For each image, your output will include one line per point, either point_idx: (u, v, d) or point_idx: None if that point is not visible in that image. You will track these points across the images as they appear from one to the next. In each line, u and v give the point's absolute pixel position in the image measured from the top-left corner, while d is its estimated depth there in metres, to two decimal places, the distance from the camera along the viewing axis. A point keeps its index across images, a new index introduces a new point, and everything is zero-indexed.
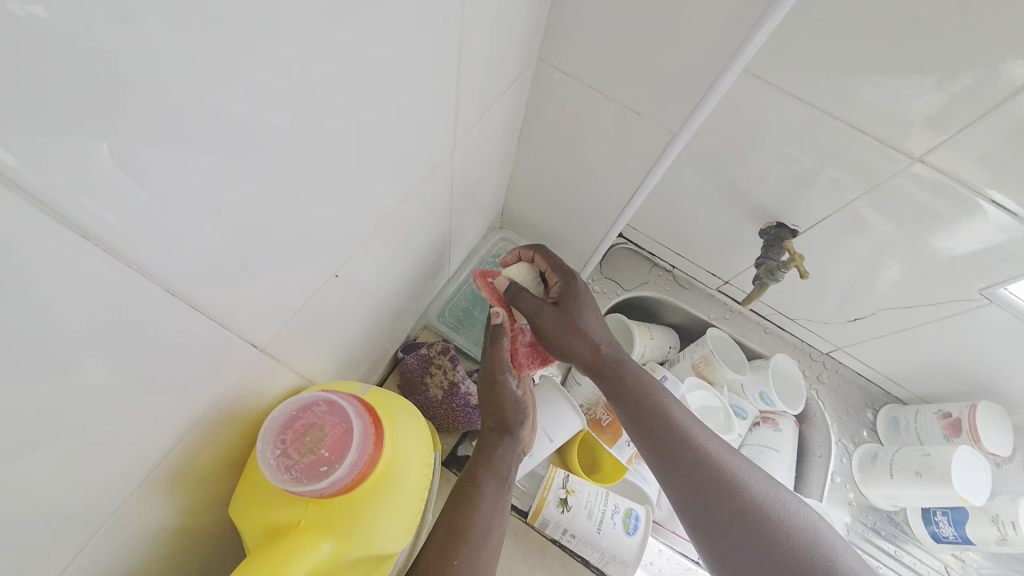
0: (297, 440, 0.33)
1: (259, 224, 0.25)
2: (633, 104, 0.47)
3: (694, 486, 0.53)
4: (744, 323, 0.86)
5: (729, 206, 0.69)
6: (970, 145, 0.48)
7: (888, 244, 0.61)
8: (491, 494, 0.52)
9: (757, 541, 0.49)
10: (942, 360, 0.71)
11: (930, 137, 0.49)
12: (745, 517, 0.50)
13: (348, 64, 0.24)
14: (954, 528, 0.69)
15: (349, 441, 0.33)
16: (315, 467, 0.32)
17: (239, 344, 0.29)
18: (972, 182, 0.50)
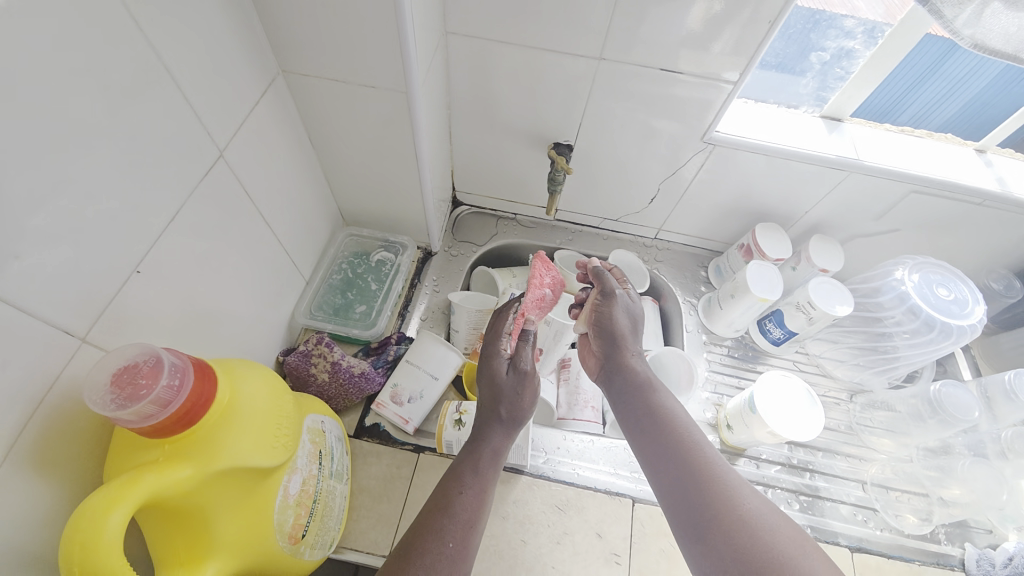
0: (118, 381, 0.36)
1: (20, 227, 0.33)
2: (365, 83, 0.58)
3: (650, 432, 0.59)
4: (588, 238, 1.01)
5: (516, 142, 0.83)
6: (626, 36, 0.64)
7: (630, 128, 0.77)
8: (489, 478, 0.57)
9: (685, 485, 0.52)
10: (721, 205, 0.88)
11: (600, 38, 0.65)
12: (701, 474, 0.52)
13: (49, 91, 0.34)
14: (779, 328, 0.85)
15: (161, 367, 0.37)
16: (134, 393, 0.36)
17: (49, 332, 0.36)
18: (646, 61, 0.67)
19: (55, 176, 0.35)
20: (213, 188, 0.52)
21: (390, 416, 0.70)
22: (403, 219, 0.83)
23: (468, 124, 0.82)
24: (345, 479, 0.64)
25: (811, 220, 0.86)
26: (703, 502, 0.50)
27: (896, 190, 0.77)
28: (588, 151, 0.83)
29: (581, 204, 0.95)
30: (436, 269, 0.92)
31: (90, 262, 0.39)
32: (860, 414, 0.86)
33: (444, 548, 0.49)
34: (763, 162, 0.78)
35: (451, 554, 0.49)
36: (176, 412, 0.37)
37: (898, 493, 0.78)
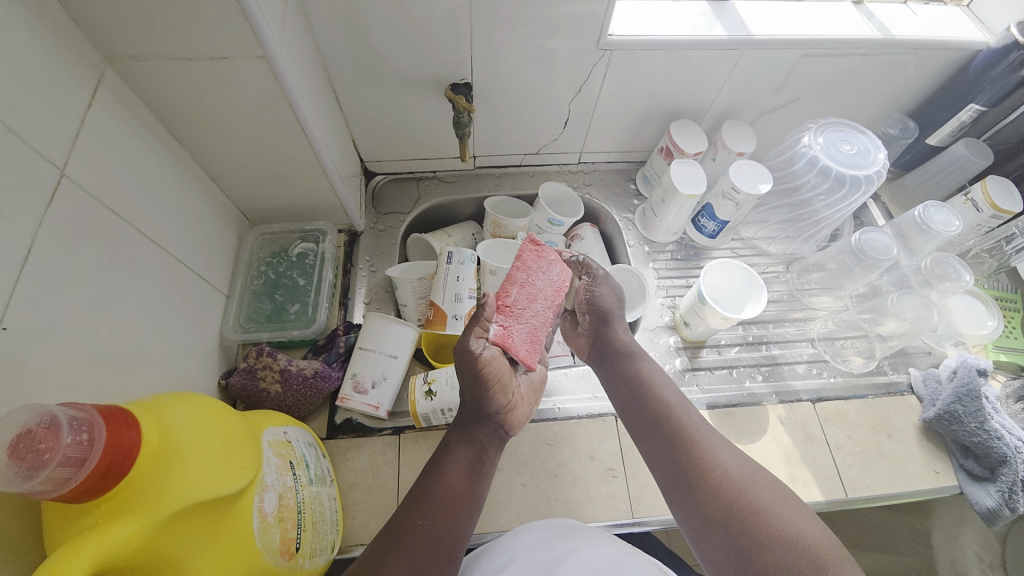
0: (46, 451, 0.32)
1: None
2: (209, 54, 0.51)
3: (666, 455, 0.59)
4: (514, 178, 0.98)
5: (411, 91, 0.78)
6: None
7: (523, 50, 0.73)
8: (463, 461, 0.60)
9: (690, 479, 0.56)
10: (632, 113, 0.87)
11: None
12: (702, 480, 0.55)
13: None
14: (712, 219, 0.88)
15: (59, 422, 0.33)
16: (38, 459, 0.32)
17: None
18: None
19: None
20: (66, 211, 0.45)
21: (359, 407, 0.68)
22: (314, 203, 0.77)
23: (354, 83, 0.75)
24: (330, 477, 0.62)
25: (720, 107, 0.88)
26: (716, 498, 0.53)
27: (789, 57, 0.78)
28: (487, 85, 0.79)
29: (497, 145, 0.92)
30: (367, 248, 0.87)
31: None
32: (798, 281, 0.91)
33: (418, 523, 0.54)
34: (662, 56, 0.76)
35: (427, 526, 0.54)
36: (96, 469, 0.34)
37: (843, 342, 0.85)
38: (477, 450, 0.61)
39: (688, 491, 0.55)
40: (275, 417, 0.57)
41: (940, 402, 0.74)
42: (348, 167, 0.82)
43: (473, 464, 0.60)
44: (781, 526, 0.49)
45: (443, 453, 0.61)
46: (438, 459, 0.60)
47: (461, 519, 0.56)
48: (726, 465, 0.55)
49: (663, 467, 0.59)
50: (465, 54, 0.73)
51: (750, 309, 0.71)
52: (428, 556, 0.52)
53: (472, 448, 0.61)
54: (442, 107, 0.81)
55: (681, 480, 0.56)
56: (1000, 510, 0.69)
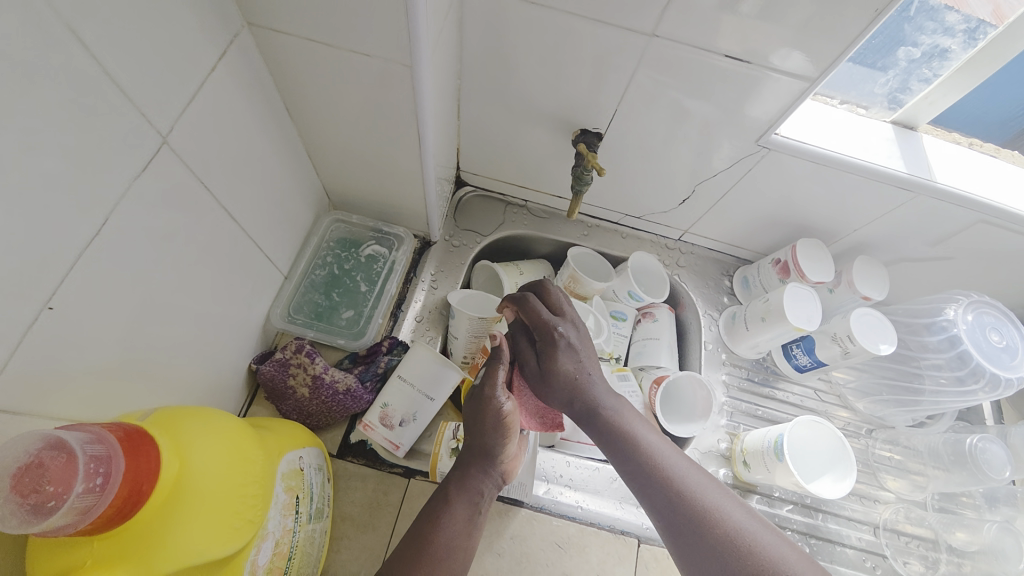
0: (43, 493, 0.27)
1: None
2: (355, 46, 0.46)
3: (637, 480, 0.52)
4: (604, 234, 0.91)
5: (537, 122, 0.72)
6: (675, 13, 0.53)
7: (670, 120, 0.66)
8: (461, 515, 0.54)
9: (681, 521, 0.48)
10: (759, 213, 0.78)
11: (645, 11, 0.53)
12: (686, 513, 0.48)
13: None
14: (807, 356, 0.78)
15: (77, 463, 0.28)
16: (42, 504, 0.27)
17: None
18: (695, 44, 0.56)
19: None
20: (158, 176, 0.41)
21: (379, 440, 0.63)
22: (401, 206, 0.72)
23: (482, 98, 0.70)
24: (328, 511, 0.57)
25: (858, 239, 0.78)
26: (707, 532, 0.47)
27: (964, 217, 0.68)
28: (617, 142, 0.72)
29: (600, 197, 0.85)
30: (435, 262, 0.82)
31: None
32: (878, 451, 0.80)
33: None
34: (819, 172, 0.67)
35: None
36: (100, 516, 0.30)
37: (910, 539, 0.74)
38: (475, 500, 0.56)
39: (683, 541, 0.48)
40: (295, 442, 0.53)
41: None
42: (445, 176, 0.77)
43: (471, 517, 0.55)
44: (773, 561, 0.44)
45: (440, 507, 0.54)
46: (433, 513, 0.54)
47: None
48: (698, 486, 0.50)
49: (646, 508, 0.51)
50: (607, 106, 0.66)
51: (831, 481, 0.63)
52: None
53: (470, 501, 0.55)
54: (561, 148, 0.75)
55: (649, 500, 0.51)
56: None
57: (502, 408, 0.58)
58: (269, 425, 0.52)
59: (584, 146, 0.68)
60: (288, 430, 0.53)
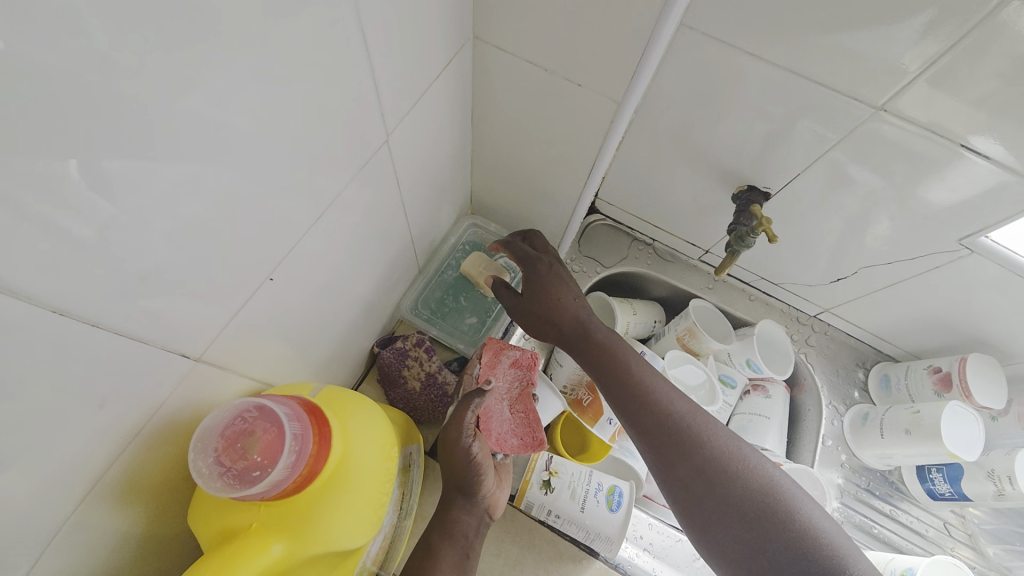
0: (245, 459, 0.31)
1: (187, 235, 0.28)
2: (568, 75, 0.46)
3: (655, 440, 0.51)
4: (730, 292, 0.85)
5: (700, 169, 0.68)
6: (916, 89, 0.47)
7: (861, 197, 0.59)
8: (449, 561, 0.47)
9: (698, 482, 0.48)
10: (929, 313, 0.69)
11: (879, 82, 0.48)
12: (709, 473, 0.48)
13: (252, 76, 0.27)
14: (949, 484, 0.68)
15: (280, 439, 0.32)
16: (246, 471, 0.31)
17: (179, 355, 0.31)
18: (927, 126, 0.49)
19: (233, 149, 0.28)
20: (369, 171, 0.43)
21: None
22: (541, 224, 0.72)
23: (648, 135, 0.68)
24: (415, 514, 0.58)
25: None
26: (729, 494, 0.47)
27: None
28: (782, 206, 0.67)
29: (739, 255, 0.80)
30: None
31: (235, 257, 0.32)
32: None
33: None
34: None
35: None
36: (281, 487, 0.31)
37: None
38: (462, 547, 0.49)
39: (700, 500, 0.48)
40: (408, 439, 0.54)
41: None
42: None
43: (460, 564, 0.48)
44: (798, 523, 0.44)
45: (421, 557, 0.47)
46: (413, 564, 0.46)
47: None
48: (716, 446, 0.50)
49: (659, 468, 0.51)
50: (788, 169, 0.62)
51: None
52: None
53: (454, 547, 0.48)
54: (717, 198, 0.71)
55: (664, 460, 0.50)
56: None
57: (473, 453, 0.51)
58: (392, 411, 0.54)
59: (753, 206, 0.63)
60: (402, 427, 0.55)
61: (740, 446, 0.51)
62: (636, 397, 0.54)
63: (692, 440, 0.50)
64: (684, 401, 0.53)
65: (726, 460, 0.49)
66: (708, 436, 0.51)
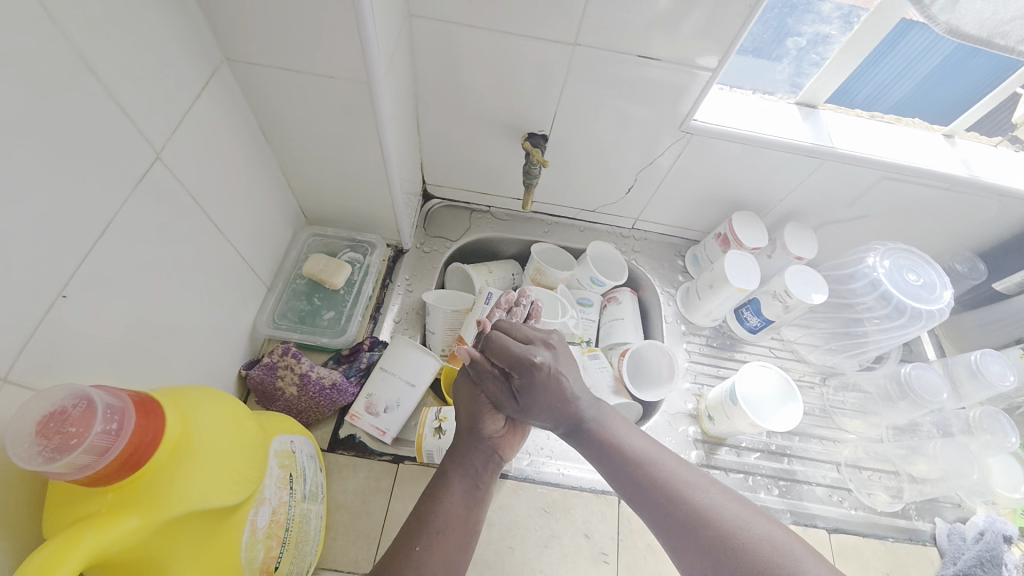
0: (62, 433, 0.32)
1: None
2: (318, 70, 0.54)
3: (596, 451, 0.60)
4: (564, 230, 0.99)
5: (489, 131, 0.80)
6: (592, 22, 0.62)
7: (605, 116, 0.75)
8: (459, 492, 0.58)
9: (639, 485, 0.56)
10: (698, 194, 0.87)
11: (566, 23, 0.62)
12: (641, 477, 0.56)
13: None
14: (756, 315, 0.85)
15: (95, 410, 0.34)
16: (64, 443, 0.32)
17: None
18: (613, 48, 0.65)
19: None
20: (151, 189, 0.47)
21: (367, 428, 0.67)
22: (373, 216, 0.79)
23: (438, 114, 0.78)
24: (320, 496, 0.61)
25: (786, 208, 0.87)
26: (663, 492, 0.54)
27: (868, 176, 0.77)
28: (561, 141, 0.81)
29: (556, 195, 0.93)
30: (409, 268, 0.88)
31: (9, 277, 0.35)
32: (833, 397, 0.87)
33: (411, 550, 0.52)
34: (739, 150, 0.77)
35: (428, 556, 0.52)
36: (111, 462, 0.34)
37: (871, 473, 0.80)
38: (472, 475, 0.60)
39: (644, 501, 0.55)
40: (287, 427, 0.57)
41: (961, 562, 0.69)
42: (412, 188, 0.84)
43: (470, 493, 0.59)
44: (707, 504, 0.52)
45: (437, 484, 0.59)
46: (430, 488, 0.58)
47: (458, 547, 0.55)
48: (645, 452, 0.58)
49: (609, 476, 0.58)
50: (548, 110, 0.75)
51: (792, 408, 0.71)
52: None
53: (466, 477, 0.60)
54: (514, 152, 0.84)
55: (610, 468, 0.58)
56: None
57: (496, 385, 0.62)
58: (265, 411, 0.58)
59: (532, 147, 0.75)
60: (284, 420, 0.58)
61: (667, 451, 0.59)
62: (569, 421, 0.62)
63: (613, 443, 0.59)
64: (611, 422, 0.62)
65: (652, 465, 0.57)
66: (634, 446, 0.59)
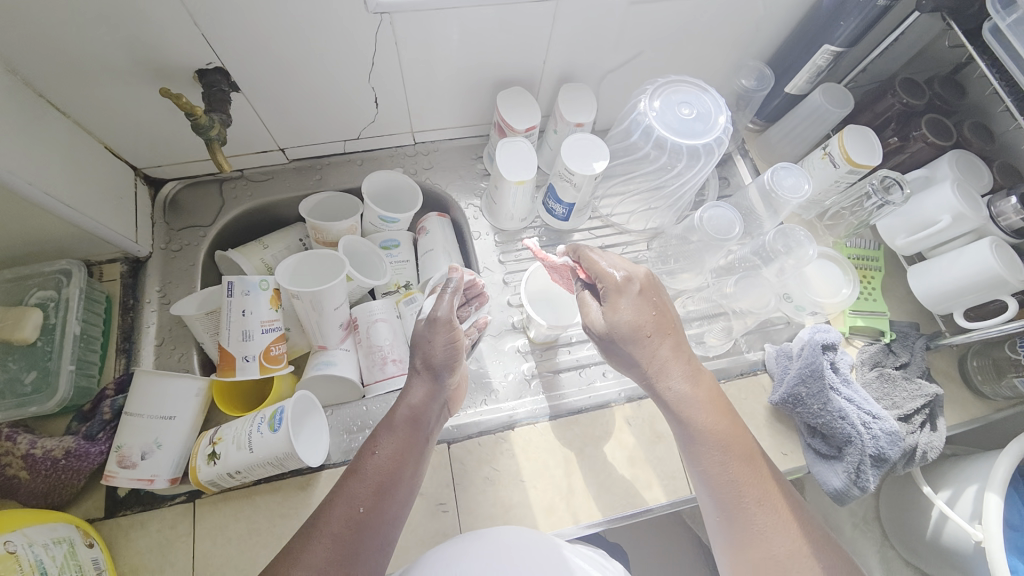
0: None
1: None
2: None
3: (700, 470, 0.56)
4: (341, 169, 0.84)
5: (151, 83, 0.62)
6: None
7: (274, 22, 0.58)
8: (385, 445, 0.56)
9: (728, 508, 0.54)
10: (454, 83, 0.73)
11: None
12: (741, 528, 0.53)
13: None
14: (558, 202, 0.78)
15: None
16: None
17: None
18: None
19: None
20: None
21: (129, 484, 0.57)
22: (53, 238, 0.62)
23: (64, 80, 0.58)
24: (97, 571, 0.55)
25: (554, 69, 0.75)
26: (753, 547, 0.52)
27: (614, 6, 0.65)
28: (249, 69, 0.63)
29: (302, 135, 0.77)
30: (158, 276, 0.73)
31: None
32: (662, 257, 0.84)
33: (335, 511, 0.51)
34: (459, 16, 0.62)
35: (364, 516, 0.52)
36: None
37: (703, 321, 0.80)
38: (412, 431, 0.58)
39: (732, 535, 0.54)
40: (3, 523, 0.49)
41: (785, 384, 0.70)
42: (100, 184, 0.66)
43: (405, 453, 0.56)
44: None
45: (374, 439, 0.57)
46: (370, 445, 0.56)
47: (383, 537, 0.52)
48: (762, 509, 0.53)
49: (702, 489, 0.57)
50: (195, 33, 0.56)
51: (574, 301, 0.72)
52: (344, 540, 0.50)
53: (404, 430, 0.57)
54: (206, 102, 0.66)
55: (709, 489, 0.56)
56: (847, 490, 0.67)
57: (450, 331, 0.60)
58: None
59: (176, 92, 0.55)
60: None
61: (779, 512, 0.53)
62: (707, 440, 0.56)
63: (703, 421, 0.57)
64: (747, 470, 0.55)
65: (768, 526, 0.53)
66: (761, 507, 0.54)
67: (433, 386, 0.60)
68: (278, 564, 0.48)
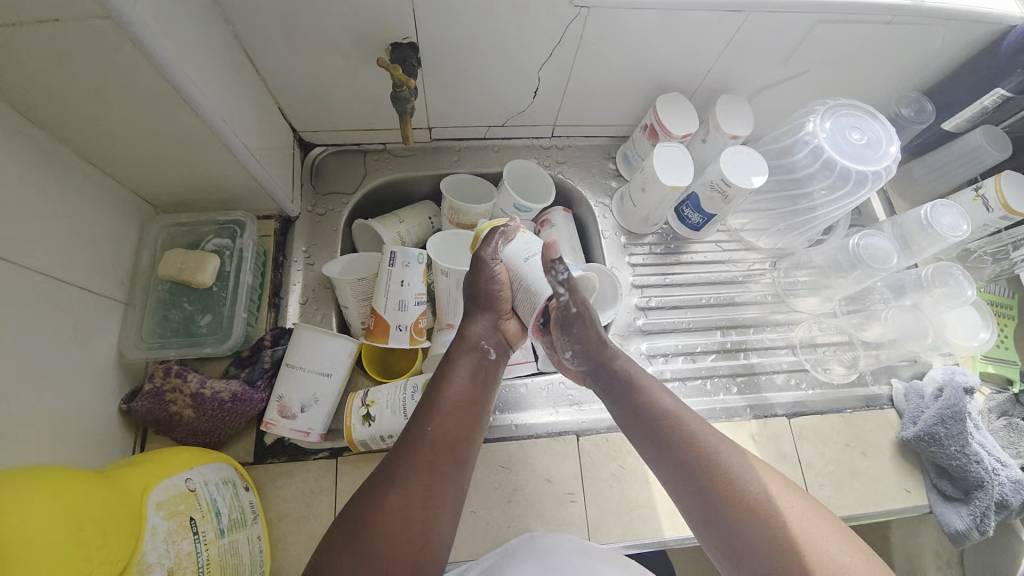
0: None
1: None
2: (23, 11, 0.36)
3: (678, 467, 0.53)
4: (478, 154, 0.85)
5: (345, 50, 0.64)
6: None
7: (479, 3, 0.59)
8: (463, 368, 0.60)
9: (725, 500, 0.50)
10: (613, 82, 0.74)
11: None
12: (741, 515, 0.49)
13: None
14: (697, 212, 0.78)
15: None
16: None
17: None
18: None
19: None
20: None
21: (287, 434, 0.59)
22: (232, 189, 0.64)
23: (271, 40, 0.61)
24: (255, 515, 0.55)
25: (714, 79, 0.75)
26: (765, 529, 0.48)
27: (801, 21, 0.65)
28: (436, 45, 0.64)
29: (454, 116, 0.78)
30: (305, 237, 0.76)
31: None
32: (786, 280, 0.84)
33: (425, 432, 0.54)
34: (649, 17, 0.62)
35: (445, 445, 0.54)
36: None
37: (827, 349, 0.79)
38: (480, 359, 0.62)
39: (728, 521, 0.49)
40: (172, 467, 0.50)
41: (922, 422, 0.69)
42: (273, 141, 0.68)
43: (476, 375, 0.60)
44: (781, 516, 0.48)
45: (447, 366, 0.60)
46: (444, 372, 0.59)
47: (455, 479, 0.53)
48: (749, 479, 0.50)
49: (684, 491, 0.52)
50: (407, 6, 0.58)
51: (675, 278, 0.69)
52: (439, 462, 0.53)
53: (477, 355, 0.61)
54: (385, 75, 0.68)
55: (691, 483, 0.52)
56: (970, 534, 0.64)
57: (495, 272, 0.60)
58: (151, 457, 0.51)
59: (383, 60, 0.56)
60: (174, 458, 0.52)
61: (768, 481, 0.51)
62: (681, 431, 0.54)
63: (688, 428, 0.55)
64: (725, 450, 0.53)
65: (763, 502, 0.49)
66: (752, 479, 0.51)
67: (487, 320, 0.62)
68: (380, 486, 0.51)
